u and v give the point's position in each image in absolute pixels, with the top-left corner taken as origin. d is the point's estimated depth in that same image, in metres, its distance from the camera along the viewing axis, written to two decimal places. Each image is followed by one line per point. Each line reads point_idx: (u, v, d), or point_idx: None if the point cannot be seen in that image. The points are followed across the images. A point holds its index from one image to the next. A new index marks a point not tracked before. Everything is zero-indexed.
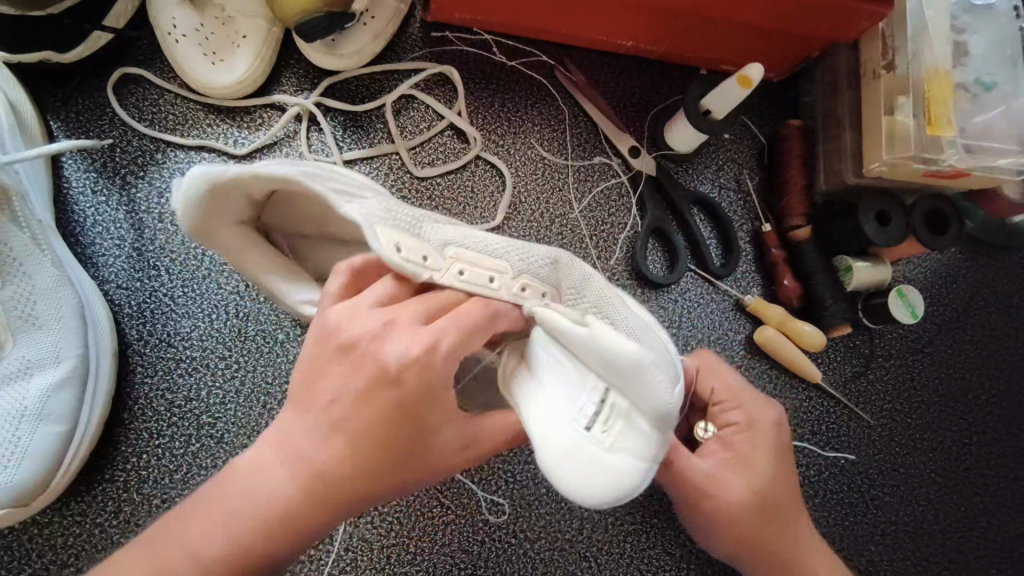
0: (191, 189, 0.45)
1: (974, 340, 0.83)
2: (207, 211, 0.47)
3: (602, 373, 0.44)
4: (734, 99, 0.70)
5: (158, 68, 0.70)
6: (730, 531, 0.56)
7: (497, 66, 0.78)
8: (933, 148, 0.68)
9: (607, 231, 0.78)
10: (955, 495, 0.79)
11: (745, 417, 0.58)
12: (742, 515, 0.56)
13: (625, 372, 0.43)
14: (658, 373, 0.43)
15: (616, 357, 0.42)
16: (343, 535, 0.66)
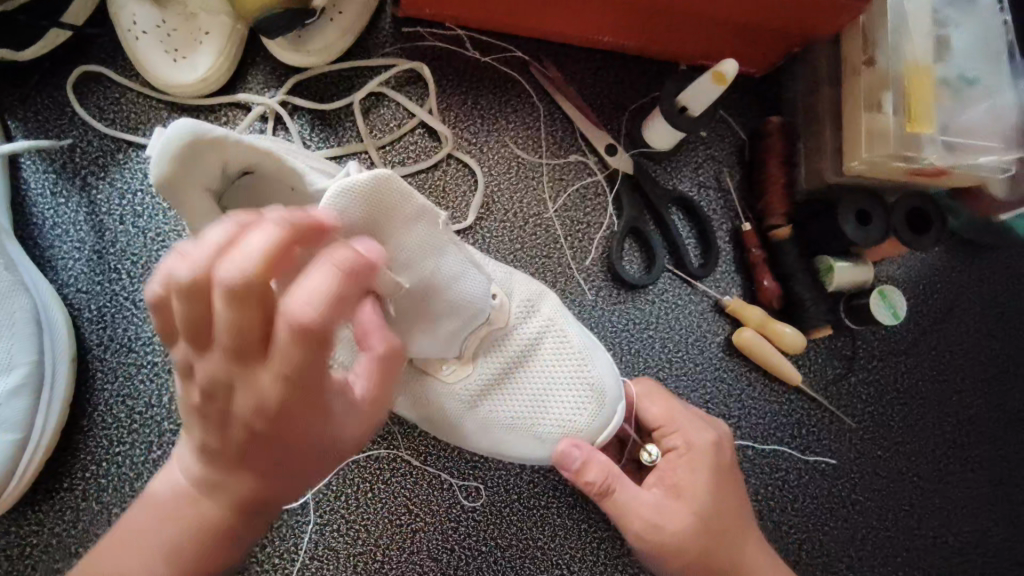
0: (171, 143, 0.43)
1: (958, 341, 0.82)
2: (183, 167, 0.44)
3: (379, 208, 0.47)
4: (709, 95, 0.69)
5: (119, 65, 0.69)
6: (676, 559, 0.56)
7: (470, 63, 0.77)
8: (912, 145, 0.66)
9: (582, 231, 0.76)
10: (937, 499, 0.78)
11: (682, 443, 0.60)
12: (687, 543, 0.56)
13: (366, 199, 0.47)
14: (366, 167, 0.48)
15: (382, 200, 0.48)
16: (309, 543, 0.65)
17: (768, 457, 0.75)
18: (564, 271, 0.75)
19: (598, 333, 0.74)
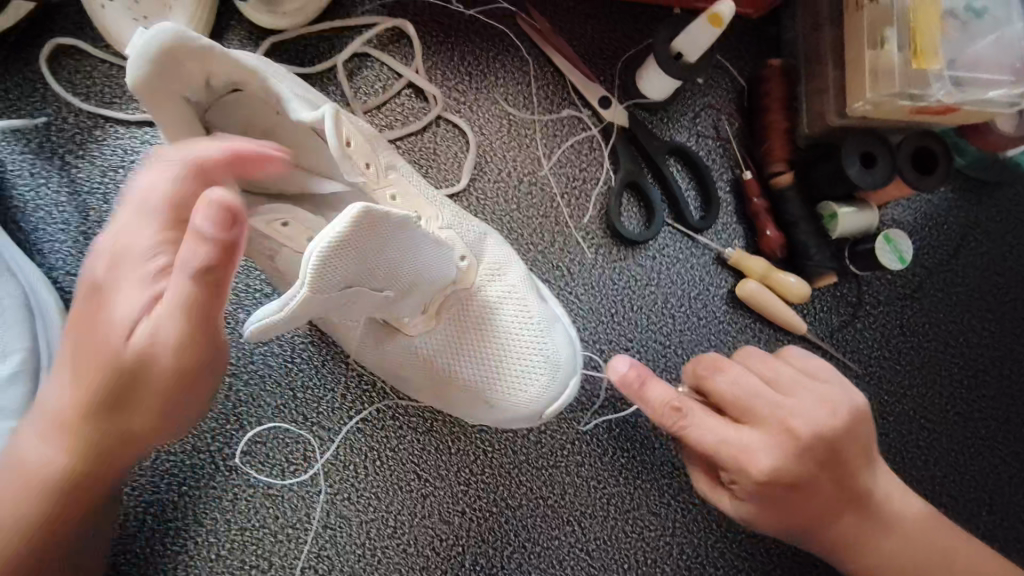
0: None
1: (966, 282, 0.80)
2: None
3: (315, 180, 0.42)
4: (704, 38, 0.65)
5: (89, 36, 0.66)
6: (783, 503, 0.55)
7: (454, 17, 0.73)
8: (919, 82, 0.63)
9: (579, 188, 0.74)
10: (945, 439, 0.77)
11: (738, 450, 0.53)
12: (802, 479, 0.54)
13: None
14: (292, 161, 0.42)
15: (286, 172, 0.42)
16: (320, 513, 0.64)
17: None
18: (562, 230, 0.73)
19: (599, 292, 0.73)
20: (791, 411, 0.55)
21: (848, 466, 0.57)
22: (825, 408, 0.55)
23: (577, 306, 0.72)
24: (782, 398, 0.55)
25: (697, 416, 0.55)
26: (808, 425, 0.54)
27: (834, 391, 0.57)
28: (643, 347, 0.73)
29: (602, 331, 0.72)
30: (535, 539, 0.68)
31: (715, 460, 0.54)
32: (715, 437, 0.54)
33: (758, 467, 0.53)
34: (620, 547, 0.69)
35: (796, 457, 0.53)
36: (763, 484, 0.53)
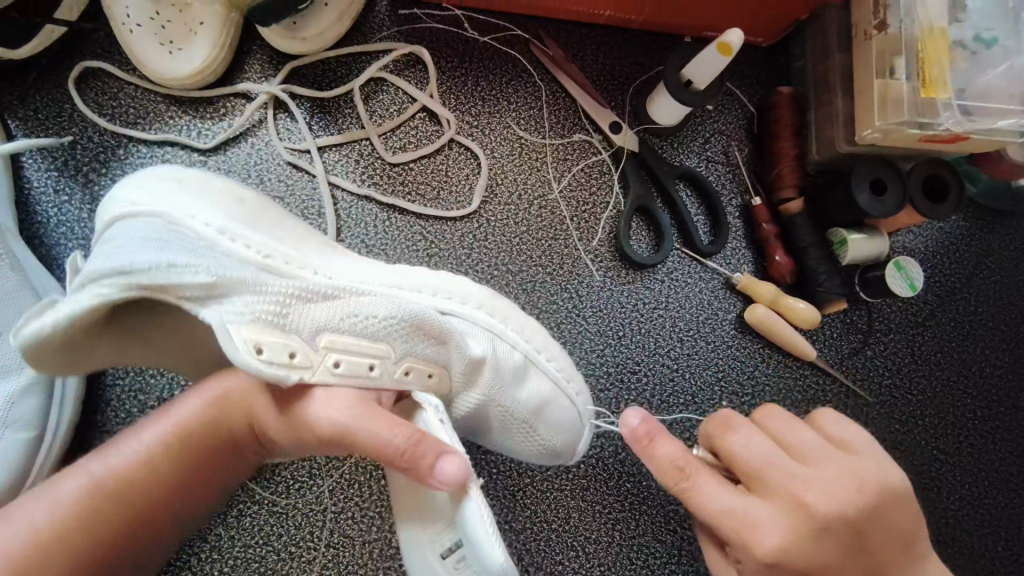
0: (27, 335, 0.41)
1: (979, 311, 0.80)
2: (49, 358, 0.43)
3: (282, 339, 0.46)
4: (714, 66, 0.66)
5: (116, 59, 0.69)
6: None
7: (469, 43, 0.75)
8: (928, 110, 0.64)
9: (589, 211, 0.75)
10: (958, 471, 0.76)
11: (742, 525, 0.49)
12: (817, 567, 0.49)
13: (266, 343, 0.45)
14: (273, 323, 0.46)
15: (252, 336, 0.45)
16: (324, 532, 0.64)
17: None
18: (571, 252, 0.74)
19: (607, 315, 0.73)
20: (810, 480, 0.50)
21: (874, 551, 0.51)
22: (848, 482, 0.51)
23: (585, 329, 0.72)
24: (800, 467, 0.51)
25: (702, 481, 0.51)
26: (829, 503, 0.49)
27: (864, 466, 0.53)
28: (650, 371, 0.73)
29: (609, 353, 0.72)
30: (539, 562, 0.67)
31: (719, 531, 0.50)
32: (718, 504, 0.50)
33: (763, 545, 0.48)
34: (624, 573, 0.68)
35: (806, 538, 0.48)
36: (768, 567, 0.48)
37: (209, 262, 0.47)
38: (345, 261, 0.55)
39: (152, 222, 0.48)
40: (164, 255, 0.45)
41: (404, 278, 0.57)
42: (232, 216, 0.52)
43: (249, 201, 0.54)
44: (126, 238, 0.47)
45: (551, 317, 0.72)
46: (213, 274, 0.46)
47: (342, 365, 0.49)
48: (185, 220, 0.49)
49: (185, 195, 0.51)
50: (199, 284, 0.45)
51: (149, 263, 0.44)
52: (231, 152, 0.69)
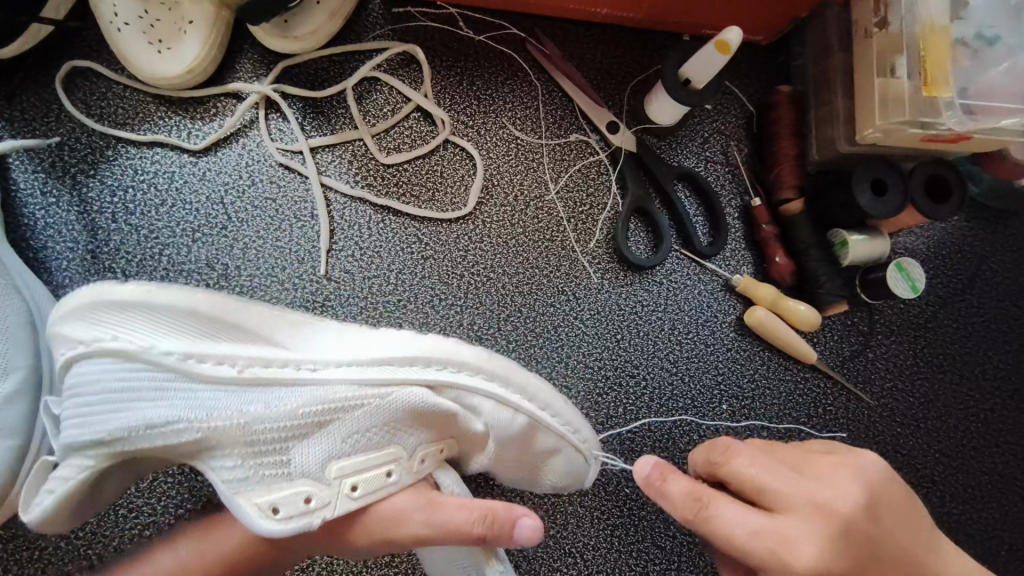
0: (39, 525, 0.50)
1: (981, 313, 0.79)
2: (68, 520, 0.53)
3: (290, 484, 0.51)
4: (712, 65, 0.65)
5: (104, 59, 0.67)
6: None
7: (464, 42, 0.74)
8: (930, 111, 0.63)
9: (586, 212, 0.74)
10: (960, 474, 0.75)
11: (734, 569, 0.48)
12: None
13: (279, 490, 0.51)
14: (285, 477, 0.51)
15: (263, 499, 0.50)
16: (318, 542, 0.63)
17: (784, 436, 0.73)
18: (568, 254, 0.73)
19: (605, 318, 0.72)
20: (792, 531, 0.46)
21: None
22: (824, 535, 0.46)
23: (582, 332, 0.71)
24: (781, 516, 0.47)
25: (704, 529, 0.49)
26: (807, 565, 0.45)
27: (830, 494, 0.48)
28: (648, 374, 0.72)
29: (607, 357, 0.71)
30: (536, 570, 0.66)
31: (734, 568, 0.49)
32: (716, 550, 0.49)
33: None
34: None
35: None
36: None
37: (192, 414, 0.50)
38: (330, 347, 0.55)
39: (120, 376, 0.50)
40: (135, 406, 0.49)
41: (395, 354, 0.55)
42: (193, 334, 0.52)
43: (212, 314, 0.52)
44: (96, 399, 0.49)
45: (548, 321, 0.71)
46: (193, 419, 0.49)
47: (358, 489, 0.53)
48: (145, 355, 0.50)
49: (133, 313, 0.51)
50: (186, 430, 0.49)
51: (126, 423, 0.48)
52: (221, 153, 0.68)
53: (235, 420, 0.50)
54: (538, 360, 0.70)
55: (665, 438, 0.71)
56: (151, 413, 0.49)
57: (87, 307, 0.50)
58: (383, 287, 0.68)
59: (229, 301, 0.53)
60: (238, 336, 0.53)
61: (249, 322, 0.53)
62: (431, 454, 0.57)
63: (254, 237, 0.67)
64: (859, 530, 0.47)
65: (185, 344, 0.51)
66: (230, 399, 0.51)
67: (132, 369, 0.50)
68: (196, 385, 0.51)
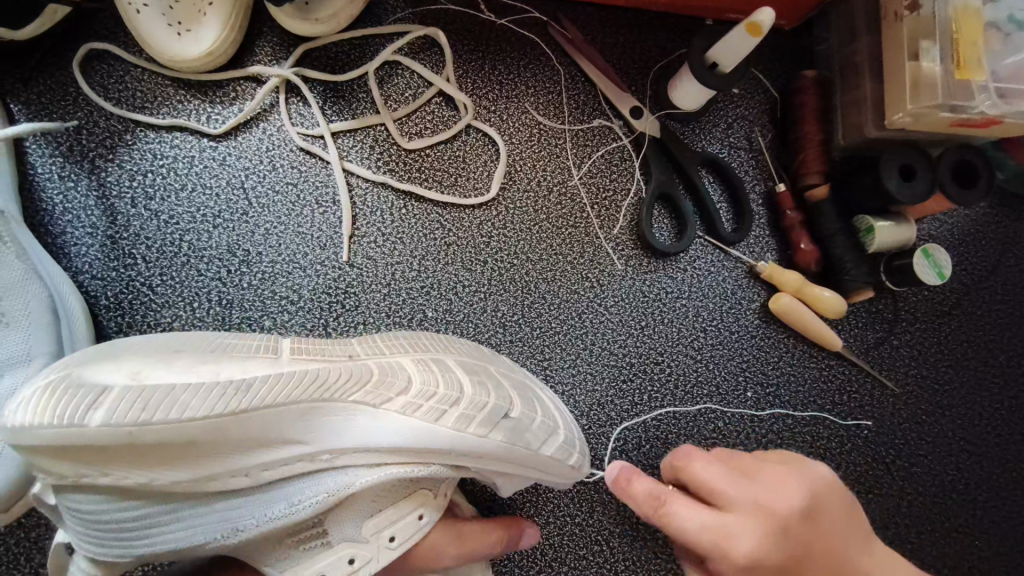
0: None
1: (1005, 300, 0.78)
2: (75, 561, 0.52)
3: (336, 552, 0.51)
4: (742, 47, 0.64)
5: (122, 41, 0.66)
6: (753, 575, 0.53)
7: (485, 26, 0.73)
8: (963, 94, 0.62)
9: (609, 198, 0.73)
10: (985, 462, 0.75)
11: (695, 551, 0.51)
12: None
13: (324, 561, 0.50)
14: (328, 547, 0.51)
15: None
16: None
17: (809, 424, 0.73)
18: (592, 240, 0.72)
19: (629, 305, 0.71)
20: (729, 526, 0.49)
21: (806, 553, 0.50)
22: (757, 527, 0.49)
23: (606, 319, 0.71)
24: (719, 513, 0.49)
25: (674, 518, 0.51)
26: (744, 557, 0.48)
27: (770, 500, 0.50)
28: (673, 362, 0.71)
29: (632, 344, 0.70)
30: (563, 558, 0.65)
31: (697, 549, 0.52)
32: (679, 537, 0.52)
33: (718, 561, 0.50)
34: (650, 569, 0.67)
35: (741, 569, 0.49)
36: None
37: (214, 531, 0.47)
38: (337, 417, 0.48)
39: (98, 509, 0.44)
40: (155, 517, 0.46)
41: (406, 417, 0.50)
42: (156, 464, 0.44)
43: (157, 438, 0.42)
44: (98, 529, 0.45)
45: (572, 308, 0.70)
46: (230, 530, 0.47)
47: (396, 537, 0.52)
48: (140, 488, 0.44)
49: (77, 448, 0.42)
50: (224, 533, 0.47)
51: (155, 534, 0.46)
52: (242, 137, 0.67)
53: (263, 527, 0.48)
54: (563, 347, 0.69)
55: (690, 426, 0.70)
56: (181, 529, 0.46)
57: (30, 448, 0.41)
58: (406, 274, 0.67)
59: (160, 412, 0.42)
60: (219, 451, 0.45)
61: (247, 432, 0.45)
62: (446, 484, 0.56)
63: (277, 223, 0.66)
64: (796, 535, 0.49)
65: (168, 475, 0.44)
66: (254, 490, 0.48)
67: (102, 502, 0.44)
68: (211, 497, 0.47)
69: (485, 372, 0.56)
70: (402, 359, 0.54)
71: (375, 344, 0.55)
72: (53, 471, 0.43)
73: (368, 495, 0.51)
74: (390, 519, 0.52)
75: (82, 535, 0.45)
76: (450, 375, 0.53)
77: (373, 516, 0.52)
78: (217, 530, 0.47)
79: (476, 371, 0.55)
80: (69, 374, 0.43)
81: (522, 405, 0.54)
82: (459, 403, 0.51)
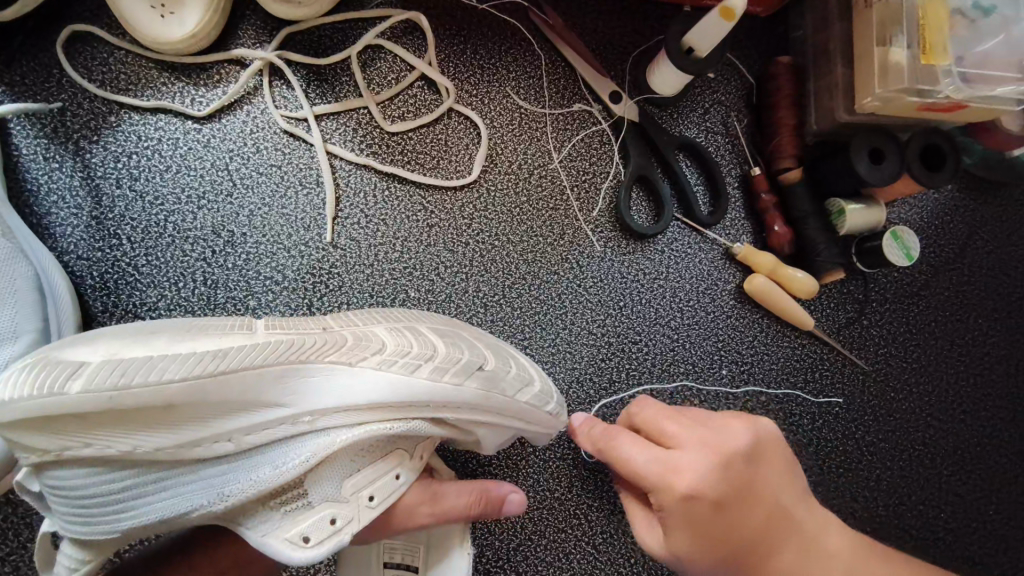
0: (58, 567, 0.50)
1: (972, 281, 0.81)
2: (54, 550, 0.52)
3: (319, 514, 0.51)
4: (715, 32, 0.65)
5: (105, 24, 0.67)
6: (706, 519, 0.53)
7: (467, 10, 0.74)
8: (928, 78, 0.64)
9: (589, 181, 0.74)
10: (951, 437, 0.77)
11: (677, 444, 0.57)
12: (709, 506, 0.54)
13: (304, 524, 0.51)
14: (308, 510, 0.51)
15: (292, 546, 0.50)
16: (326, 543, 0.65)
17: (782, 401, 0.75)
18: (572, 223, 0.73)
19: (608, 285, 0.73)
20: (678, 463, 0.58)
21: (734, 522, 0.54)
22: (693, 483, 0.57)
23: (585, 299, 0.72)
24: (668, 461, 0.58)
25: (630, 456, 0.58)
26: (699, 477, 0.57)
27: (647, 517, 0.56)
28: (650, 341, 0.73)
29: (610, 324, 0.72)
30: (542, 530, 0.67)
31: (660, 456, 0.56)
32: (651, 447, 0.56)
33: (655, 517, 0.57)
34: (627, 540, 0.69)
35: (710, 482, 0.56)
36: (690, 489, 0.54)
37: (201, 499, 0.48)
38: (313, 377, 0.50)
39: (85, 482, 0.45)
40: (141, 487, 0.46)
41: (385, 373, 0.52)
42: (138, 428, 0.44)
43: (135, 402, 0.43)
44: (83, 503, 0.45)
45: (552, 289, 0.72)
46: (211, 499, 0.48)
47: (375, 498, 0.54)
48: (123, 455, 0.45)
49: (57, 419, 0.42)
50: (205, 500, 0.48)
51: (138, 508, 0.47)
52: (226, 120, 0.68)
53: (248, 492, 0.48)
54: (542, 326, 0.71)
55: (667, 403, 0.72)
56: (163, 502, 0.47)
57: (12, 423, 0.42)
58: (389, 256, 0.69)
59: (132, 379, 0.42)
60: (199, 414, 0.46)
61: (226, 394, 0.46)
62: (423, 446, 0.58)
63: (261, 205, 0.67)
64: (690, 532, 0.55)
65: (151, 440, 0.45)
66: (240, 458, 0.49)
67: (88, 472, 0.45)
68: (193, 465, 0.47)
69: (459, 337, 0.59)
70: (376, 328, 0.57)
71: (347, 318, 0.58)
72: (38, 447, 0.44)
73: (347, 455, 0.52)
74: (370, 478, 0.54)
75: (70, 514, 0.46)
76: (423, 338, 0.56)
77: (354, 474, 0.53)
78: (201, 497, 0.48)
79: (448, 337, 0.58)
80: (45, 355, 0.44)
81: (495, 360, 0.59)
82: (434, 359, 0.54)
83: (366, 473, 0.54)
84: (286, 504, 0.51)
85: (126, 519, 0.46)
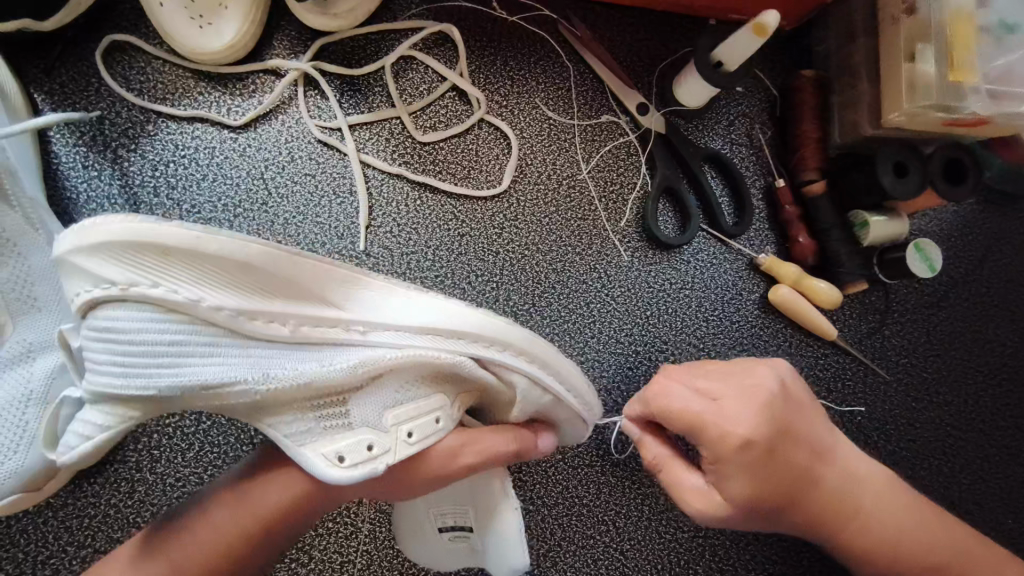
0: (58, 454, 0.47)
1: (991, 293, 0.82)
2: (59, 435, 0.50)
3: (360, 431, 0.51)
4: (746, 47, 0.66)
5: (143, 33, 0.68)
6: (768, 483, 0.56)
7: (497, 23, 0.75)
8: (955, 95, 0.65)
9: (616, 192, 0.75)
10: (970, 447, 0.78)
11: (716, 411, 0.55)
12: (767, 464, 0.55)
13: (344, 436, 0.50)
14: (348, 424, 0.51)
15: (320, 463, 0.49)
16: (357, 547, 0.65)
17: None
18: (599, 233, 0.74)
19: (636, 293, 0.74)
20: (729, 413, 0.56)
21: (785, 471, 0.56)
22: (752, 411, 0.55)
23: (613, 309, 0.73)
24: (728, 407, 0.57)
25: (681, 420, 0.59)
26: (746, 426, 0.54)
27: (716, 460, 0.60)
28: (677, 350, 0.74)
29: (638, 333, 0.73)
30: (571, 537, 0.68)
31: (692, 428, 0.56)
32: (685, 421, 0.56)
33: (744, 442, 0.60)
34: (654, 547, 0.69)
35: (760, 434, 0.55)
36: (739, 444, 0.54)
37: (245, 374, 0.47)
38: (371, 295, 0.52)
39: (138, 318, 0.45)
40: (187, 356, 0.46)
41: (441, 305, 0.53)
42: (210, 280, 0.46)
43: (220, 248, 0.45)
44: (126, 344, 0.45)
45: (581, 297, 0.73)
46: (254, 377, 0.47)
47: (413, 435, 0.53)
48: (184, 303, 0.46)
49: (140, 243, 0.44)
50: (246, 382, 0.47)
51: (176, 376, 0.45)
52: (261, 129, 0.69)
53: (292, 379, 0.48)
54: (571, 335, 0.72)
55: None
56: (205, 373, 0.46)
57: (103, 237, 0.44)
58: (420, 263, 0.69)
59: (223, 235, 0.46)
60: (267, 288, 0.48)
61: (294, 276, 0.48)
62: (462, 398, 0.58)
63: (296, 213, 0.68)
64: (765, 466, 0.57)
65: (216, 298, 0.46)
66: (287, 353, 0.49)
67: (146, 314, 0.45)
68: (244, 341, 0.48)
69: None
70: None
71: None
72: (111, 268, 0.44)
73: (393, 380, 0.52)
74: (409, 409, 0.53)
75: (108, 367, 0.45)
76: None
77: (397, 403, 0.53)
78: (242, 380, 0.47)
79: None
80: None
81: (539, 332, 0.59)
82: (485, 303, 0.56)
83: (408, 406, 0.53)
84: (326, 407, 0.50)
85: (162, 381, 0.45)
